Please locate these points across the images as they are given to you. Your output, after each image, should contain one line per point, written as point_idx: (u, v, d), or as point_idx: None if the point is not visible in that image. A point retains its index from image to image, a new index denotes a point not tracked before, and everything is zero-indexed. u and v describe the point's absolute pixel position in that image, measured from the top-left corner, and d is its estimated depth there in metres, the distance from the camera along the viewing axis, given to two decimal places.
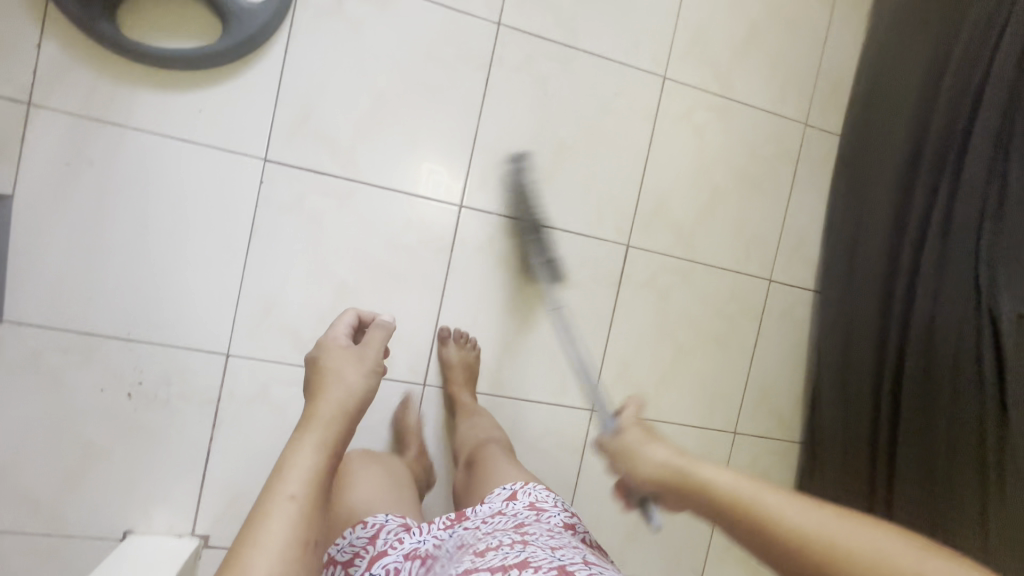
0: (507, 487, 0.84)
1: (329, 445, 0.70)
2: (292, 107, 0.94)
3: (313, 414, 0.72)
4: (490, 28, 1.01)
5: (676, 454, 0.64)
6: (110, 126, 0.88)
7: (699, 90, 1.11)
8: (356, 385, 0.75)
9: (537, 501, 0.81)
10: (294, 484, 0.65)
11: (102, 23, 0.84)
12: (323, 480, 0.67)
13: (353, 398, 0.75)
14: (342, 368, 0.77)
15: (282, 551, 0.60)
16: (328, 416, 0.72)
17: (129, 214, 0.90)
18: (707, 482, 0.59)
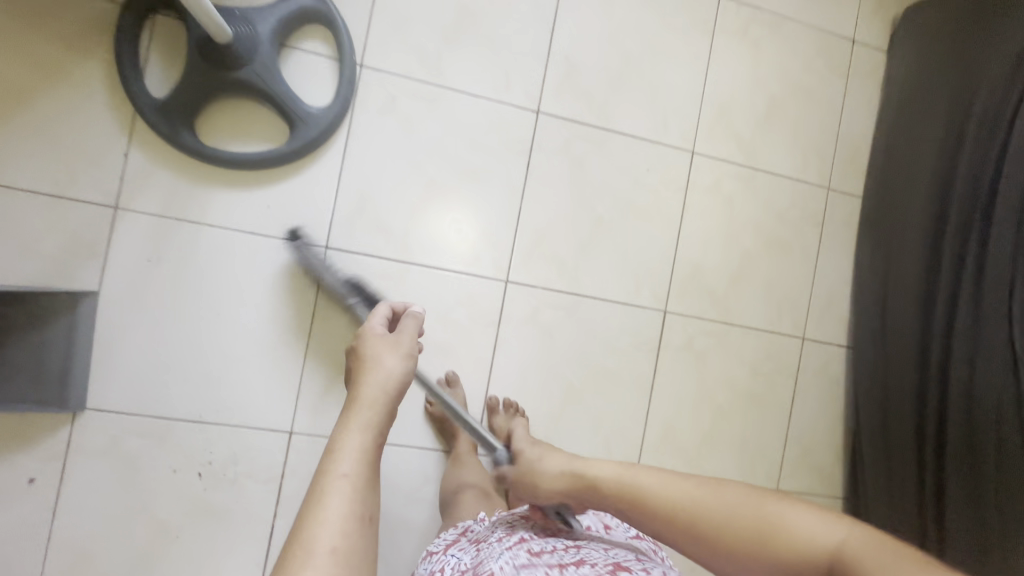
0: None
1: (371, 426, 0.74)
2: (350, 199, 1.01)
3: (355, 398, 0.75)
4: (530, 117, 1.08)
5: (699, 506, 0.66)
6: (187, 224, 0.95)
7: (726, 162, 1.17)
8: (394, 367, 0.78)
9: None
10: (346, 463, 0.69)
11: (184, 134, 0.92)
12: (370, 459, 0.71)
13: (393, 379, 0.78)
14: (380, 354, 0.80)
15: (343, 520, 0.63)
16: (369, 400, 0.75)
17: (202, 304, 0.96)
18: (693, 520, 0.66)
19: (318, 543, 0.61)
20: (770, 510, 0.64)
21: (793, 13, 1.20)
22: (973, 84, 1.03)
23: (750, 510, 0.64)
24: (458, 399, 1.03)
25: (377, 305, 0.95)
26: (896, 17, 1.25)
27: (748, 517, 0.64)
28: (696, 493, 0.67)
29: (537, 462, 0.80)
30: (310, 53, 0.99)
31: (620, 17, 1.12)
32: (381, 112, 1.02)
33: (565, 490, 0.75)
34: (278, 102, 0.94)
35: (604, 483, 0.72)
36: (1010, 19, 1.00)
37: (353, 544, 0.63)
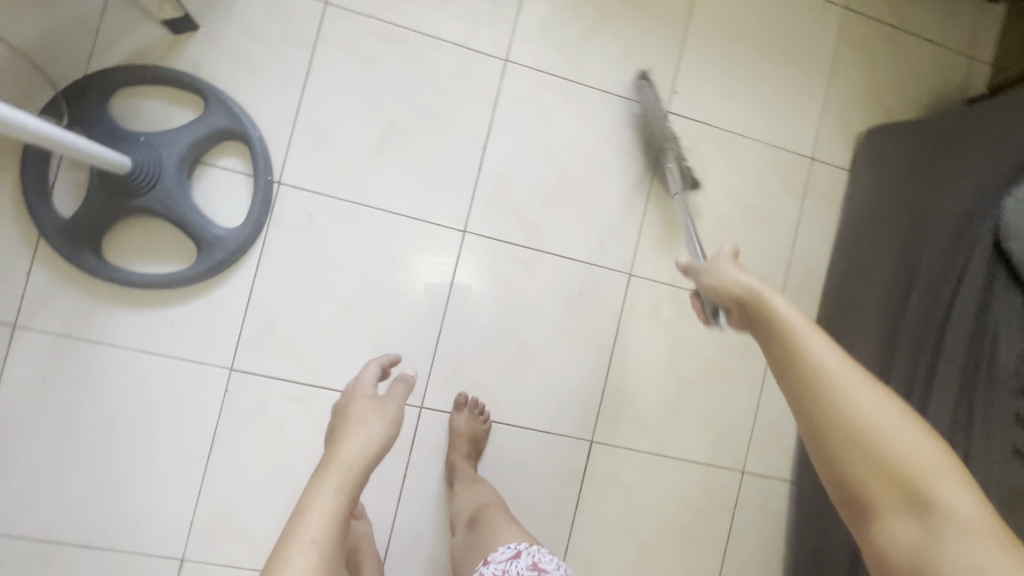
0: (511, 545, 0.81)
1: (345, 490, 0.64)
2: (260, 319, 0.98)
3: (330, 460, 0.67)
4: (456, 236, 1.04)
5: (864, 389, 0.53)
6: (87, 343, 0.93)
7: (666, 285, 1.12)
8: (377, 431, 0.71)
9: (539, 561, 0.76)
10: (316, 524, 0.60)
11: (85, 256, 0.90)
12: (333, 538, 0.60)
13: (373, 445, 0.70)
14: (363, 416, 0.73)
15: None
16: (342, 470, 0.65)
17: (98, 424, 0.94)
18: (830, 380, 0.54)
19: None
20: (878, 419, 0.51)
21: (748, 130, 1.15)
22: (926, 232, 0.96)
23: (885, 411, 0.52)
24: (366, 529, 0.98)
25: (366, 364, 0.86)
26: (859, 134, 1.19)
27: (878, 414, 0.52)
28: (877, 391, 0.53)
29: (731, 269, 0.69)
30: (225, 169, 0.96)
31: (560, 133, 1.08)
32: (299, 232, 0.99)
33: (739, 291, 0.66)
34: (186, 226, 0.92)
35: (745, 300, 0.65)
36: (971, 168, 0.93)
37: None
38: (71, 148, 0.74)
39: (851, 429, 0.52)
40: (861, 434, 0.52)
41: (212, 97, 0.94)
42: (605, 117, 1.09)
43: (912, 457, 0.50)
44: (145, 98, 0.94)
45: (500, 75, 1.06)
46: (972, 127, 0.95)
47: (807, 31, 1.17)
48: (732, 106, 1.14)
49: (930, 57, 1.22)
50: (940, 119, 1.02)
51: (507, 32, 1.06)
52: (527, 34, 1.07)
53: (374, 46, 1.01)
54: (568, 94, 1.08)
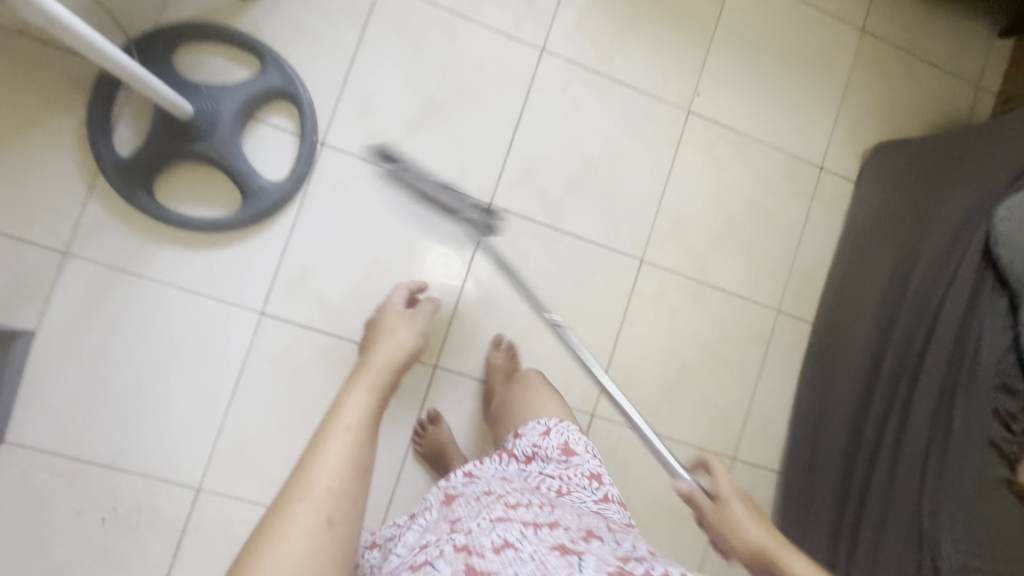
0: (542, 421, 0.86)
1: (376, 386, 0.75)
2: (293, 268, 1.04)
3: (368, 363, 0.79)
4: (482, 208, 1.11)
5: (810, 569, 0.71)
6: (131, 276, 0.99)
7: (675, 274, 1.18)
8: (404, 342, 0.86)
9: (569, 442, 0.83)
10: (350, 415, 0.67)
11: (139, 193, 0.96)
12: (373, 418, 0.69)
13: (401, 352, 0.84)
14: (394, 330, 0.90)
15: (343, 463, 0.61)
16: (377, 371, 0.77)
17: (133, 353, 1.00)
18: (778, 558, 0.73)
19: (314, 487, 0.59)
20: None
21: (763, 135, 1.22)
22: (921, 238, 1.02)
23: None
24: (447, 436, 1.05)
25: (394, 291, 1.01)
26: (868, 148, 1.26)
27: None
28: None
29: (745, 519, 0.78)
30: (274, 126, 1.03)
31: (587, 122, 1.15)
32: (354, 151, 1.07)
33: (750, 548, 0.76)
34: (235, 174, 0.98)
35: (755, 549, 0.75)
36: (965, 183, 1.00)
37: (349, 494, 0.60)
38: (137, 79, 0.79)
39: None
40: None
41: (269, 57, 1.01)
42: (630, 111, 1.16)
43: None
44: (207, 54, 1.01)
45: (535, 63, 1.13)
46: (968, 149, 1.03)
47: (825, 48, 1.25)
48: (750, 111, 1.21)
49: (938, 83, 1.30)
50: (942, 141, 1.10)
51: (545, 23, 1.13)
52: (564, 27, 1.14)
53: (421, 26, 1.09)
54: (596, 87, 1.15)
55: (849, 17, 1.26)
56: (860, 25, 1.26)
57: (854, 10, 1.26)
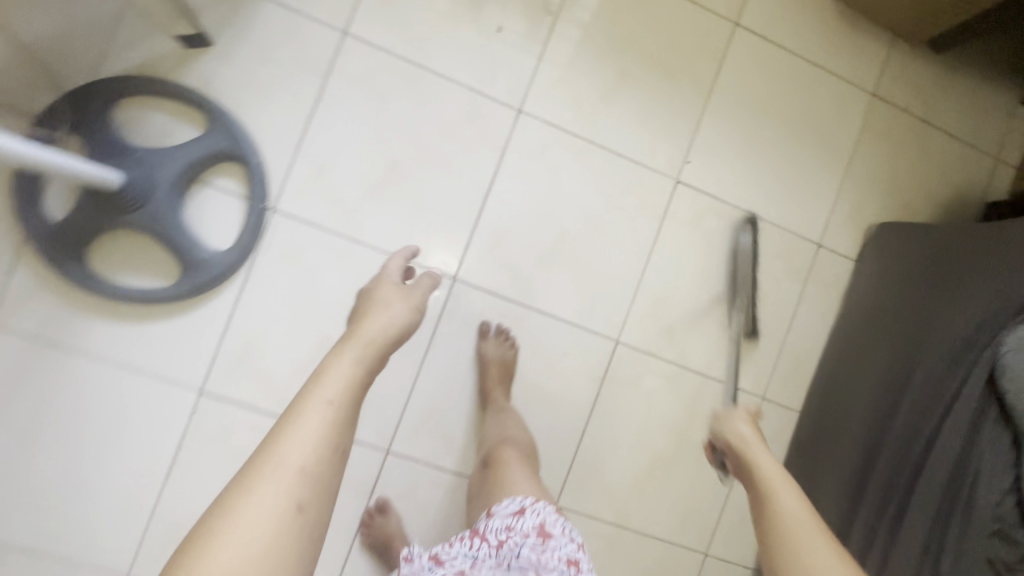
0: (517, 500, 0.73)
1: (367, 355, 0.60)
2: (237, 345, 0.96)
3: (355, 331, 0.63)
4: (445, 282, 1.02)
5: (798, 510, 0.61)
6: (61, 349, 0.93)
7: (653, 357, 1.09)
8: (399, 316, 0.67)
9: (547, 523, 0.68)
10: (331, 386, 0.55)
11: (70, 264, 0.89)
12: (356, 401, 0.56)
13: (395, 328, 0.66)
14: (388, 299, 0.71)
15: (320, 439, 0.51)
16: (364, 341, 0.61)
17: (63, 430, 0.93)
18: (770, 486, 0.64)
19: (284, 464, 0.49)
20: (806, 542, 0.57)
21: (757, 208, 1.12)
22: (916, 354, 0.93)
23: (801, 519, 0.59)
24: (396, 525, 0.99)
25: (388, 258, 0.83)
26: (870, 226, 1.17)
27: (791, 507, 0.61)
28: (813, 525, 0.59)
29: (751, 439, 0.71)
30: (220, 190, 0.95)
31: (565, 191, 1.06)
32: (348, 192, 0.99)
33: (737, 449, 0.71)
34: (176, 246, 0.91)
35: (758, 470, 0.66)
36: (969, 291, 0.90)
37: (324, 481, 0.50)
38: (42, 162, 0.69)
39: (786, 543, 0.58)
40: (776, 528, 0.60)
41: (215, 117, 0.93)
42: (613, 180, 1.07)
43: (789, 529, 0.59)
44: (149, 109, 0.93)
45: (511, 125, 1.04)
46: (977, 249, 0.92)
47: (831, 114, 1.15)
48: (745, 182, 1.12)
49: (953, 154, 1.19)
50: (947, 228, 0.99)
51: (524, 82, 1.04)
52: (544, 86, 1.04)
53: (387, 82, 1.00)
54: (577, 153, 1.06)
55: (859, 81, 1.15)
56: (871, 88, 1.16)
57: (865, 74, 1.15)
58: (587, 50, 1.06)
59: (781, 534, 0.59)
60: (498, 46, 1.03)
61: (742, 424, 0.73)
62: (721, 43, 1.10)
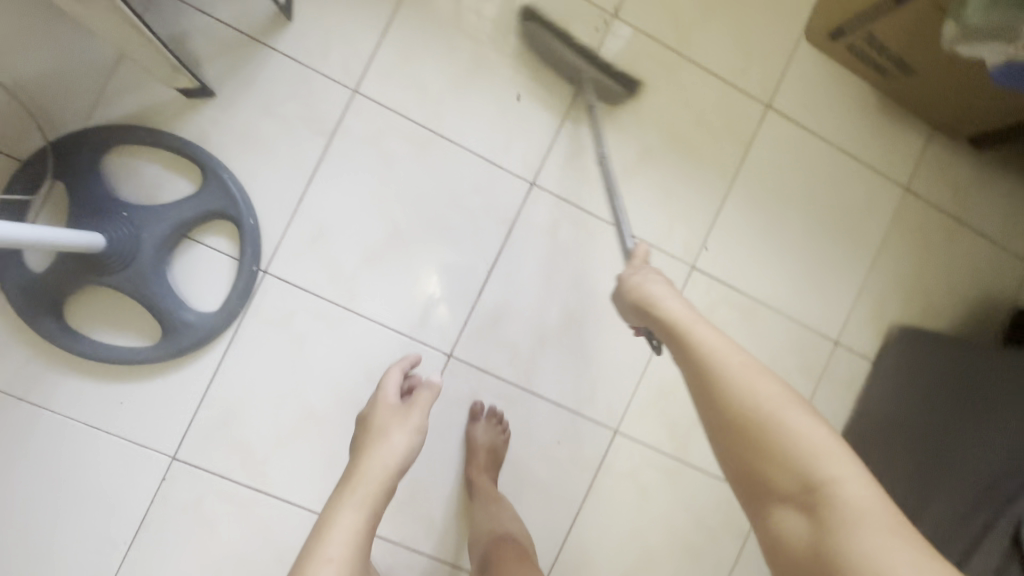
0: None
1: (367, 503, 0.68)
2: (216, 412, 0.92)
3: (355, 474, 0.71)
4: (440, 358, 0.97)
5: (752, 386, 0.55)
6: (28, 405, 0.88)
7: (652, 448, 1.04)
8: (399, 446, 0.75)
9: None
10: (334, 544, 0.63)
11: (44, 321, 0.85)
12: (363, 544, 0.65)
13: (396, 458, 0.75)
14: (387, 425, 0.79)
15: None
16: (374, 481, 0.71)
17: (23, 491, 0.88)
18: (717, 367, 0.57)
19: None
20: (782, 408, 0.53)
21: (774, 299, 1.07)
22: (928, 488, 0.92)
23: (771, 397, 0.54)
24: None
25: (387, 373, 0.88)
26: (892, 325, 1.11)
27: (761, 400, 0.54)
28: (765, 389, 0.55)
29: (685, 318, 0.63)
30: (211, 248, 0.90)
31: (574, 269, 1.01)
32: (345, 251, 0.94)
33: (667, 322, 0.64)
34: (156, 310, 0.86)
35: (702, 347, 0.60)
36: (994, 438, 0.88)
37: None
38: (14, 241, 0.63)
39: (752, 421, 0.53)
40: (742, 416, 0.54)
41: (209, 173, 0.88)
42: (625, 260, 1.02)
43: (751, 407, 0.54)
44: (142, 161, 0.88)
45: (522, 198, 0.98)
46: (1011, 392, 0.89)
47: (860, 206, 1.09)
48: (763, 270, 1.06)
49: (985, 256, 1.13)
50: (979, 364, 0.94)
51: (539, 153, 0.99)
52: (560, 159, 0.99)
53: (396, 145, 0.95)
54: (589, 230, 1.01)
55: (892, 173, 1.09)
56: (904, 182, 1.10)
57: (899, 166, 1.09)
58: (608, 124, 1.01)
59: (745, 422, 0.54)
60: (515, 115, 0.98)
61: (653, 282, 0.70)
62: (750, 124, 1.05)
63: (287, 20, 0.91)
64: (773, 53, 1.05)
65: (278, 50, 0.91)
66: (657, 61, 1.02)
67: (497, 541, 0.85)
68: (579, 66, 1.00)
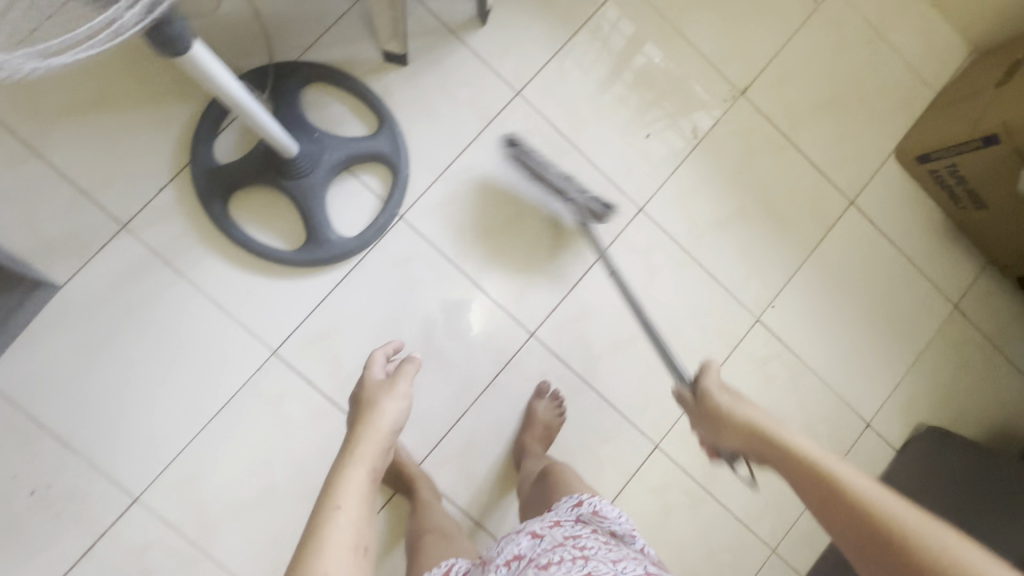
0: (575, 495, 0.83)
1: (371, 461, 0.66)
2: (322, 324, 1.03)
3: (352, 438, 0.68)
4: (523, 334, 1.08)
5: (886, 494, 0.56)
6: (170, 270, 0.99)
7: (683, 472, 1.12)
8: (394, 411, 0.71)
9: (600, 510, 0.79)
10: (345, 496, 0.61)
11: (214, 203, 0.98)
12: (370, 501, 0.63)
13: (392, 421, 0.71)
14: (377, 394, 0.73)
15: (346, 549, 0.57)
16: (376, 443, 0.67)
17: (137, 344, 0.98)
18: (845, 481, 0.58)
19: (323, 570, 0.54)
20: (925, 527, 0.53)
21: (820, 369, 1.18)
22: None
23: (904, 509, 0.55)
24: (405, 453, 1.01)
25: (373, 352, 0.82)
26: (919, 424, 1.20)
27: (902, 511, 0.54)
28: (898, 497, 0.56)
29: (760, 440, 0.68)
30: (364, 184, 1.04)
31: (656, 291, 1.13)
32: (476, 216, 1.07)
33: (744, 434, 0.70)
34: (309, 220, 0.99)
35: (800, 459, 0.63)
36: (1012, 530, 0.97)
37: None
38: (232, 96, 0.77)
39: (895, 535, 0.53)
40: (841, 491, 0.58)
41: (387, 123, 1.03)
42: (700, 297, 1.14)
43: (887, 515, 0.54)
44: (334, 99, 1.04)
45: (629, 219, 1.12)
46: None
47: (912, 309, 1.21)
48: (817, 340, 1.18)
49: (1013, 387, 1.24)
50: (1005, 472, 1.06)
51: (653, 186, 1.14)
52: (668, 196, 1.14)
53: (538, 146, 1.10)
54: (677, 262, 1.14)
55: (945, 289, 1.22)
56: (954, 300, 1.23)
57: (952, 286, 1.23)
58: (715, 179, 1.16)
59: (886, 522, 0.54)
60: (640, 150, 1.14)
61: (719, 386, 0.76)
62: (833, 213, 1.20)
63: (481, 24, 1.09)
64: (865, 161, 1.21)
65: (467, 45, 1.09)
66: (768, 140, 1.18)
67: (553, 466, 0.96)
68: (703, 126, 1.16)
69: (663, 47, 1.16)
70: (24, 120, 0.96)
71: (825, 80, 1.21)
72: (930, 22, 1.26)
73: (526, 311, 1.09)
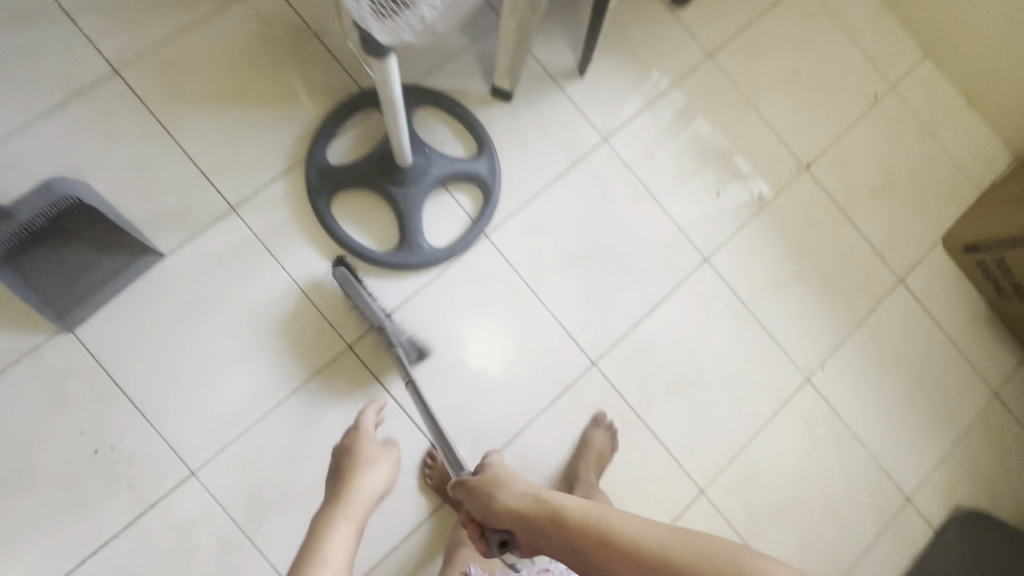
0: None
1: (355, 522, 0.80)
2: (399, 325, 1.07)
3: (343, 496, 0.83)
4: (585, 363, 1.12)
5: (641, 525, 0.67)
6: (267, 255, 1.05)
7: (725, 522, 1.12)
8: (381, 475, 0.89)
9: None
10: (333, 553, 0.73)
11: (320, 198, 1.04)
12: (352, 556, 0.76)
13: (377, 486, 0.87)
14: (370, 455, 0.91)
15: None
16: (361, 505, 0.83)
17: (222, 321, 1.02)
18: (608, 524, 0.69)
19: None
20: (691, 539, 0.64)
21: (864, 436, 1.20)
22: None
23: (651, 531, 0.66)
24: (459, 465, 1.02)
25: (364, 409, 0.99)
26: (958, 506, 1.21)
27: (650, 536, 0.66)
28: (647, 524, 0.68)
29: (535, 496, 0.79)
30: (457, 201, 1.11)
31: (712, 340, 1.17)
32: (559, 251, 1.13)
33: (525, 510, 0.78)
34: (404, 227, 1.06)
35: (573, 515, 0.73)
36: None
37: None
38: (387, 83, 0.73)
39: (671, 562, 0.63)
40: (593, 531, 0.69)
41: (486, 150, 1.12)
42: (754, 350, 1.19)
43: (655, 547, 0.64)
44: (441, 122, 1.13)
45: (693, 268, 1.19)
46: None
47: (953, 390, 1.25)
48: (862, 408, 1.21)
49: None
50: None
51: (719, 240, 1.21)
52: (732, 251, 1.21)
53: (618, 189, 1.19)
54: (734, 315, 1.19)
55: (985, 375, 1.27)
56: (994, 387, 1.27)
57: (991, 374, 1.27)
58: (775, 242, 1.23)
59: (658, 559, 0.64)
60: (710, 206, 1.22)
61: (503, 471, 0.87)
62: (883, 288, 1.26)
63: (579, 76, 1.21)
64: (914, 244, 1.29)
65: (565, 93, 1.20)
66: (826, 213, 1.27)
67: None
68: (767, 192, 1.25)
69: (737, 119, 1.27)
70: (163, 101, 1.05)
71: (880, 167, 1.31)
72: (977, 129, 1.38)
73: (589, 340, 1.13)
